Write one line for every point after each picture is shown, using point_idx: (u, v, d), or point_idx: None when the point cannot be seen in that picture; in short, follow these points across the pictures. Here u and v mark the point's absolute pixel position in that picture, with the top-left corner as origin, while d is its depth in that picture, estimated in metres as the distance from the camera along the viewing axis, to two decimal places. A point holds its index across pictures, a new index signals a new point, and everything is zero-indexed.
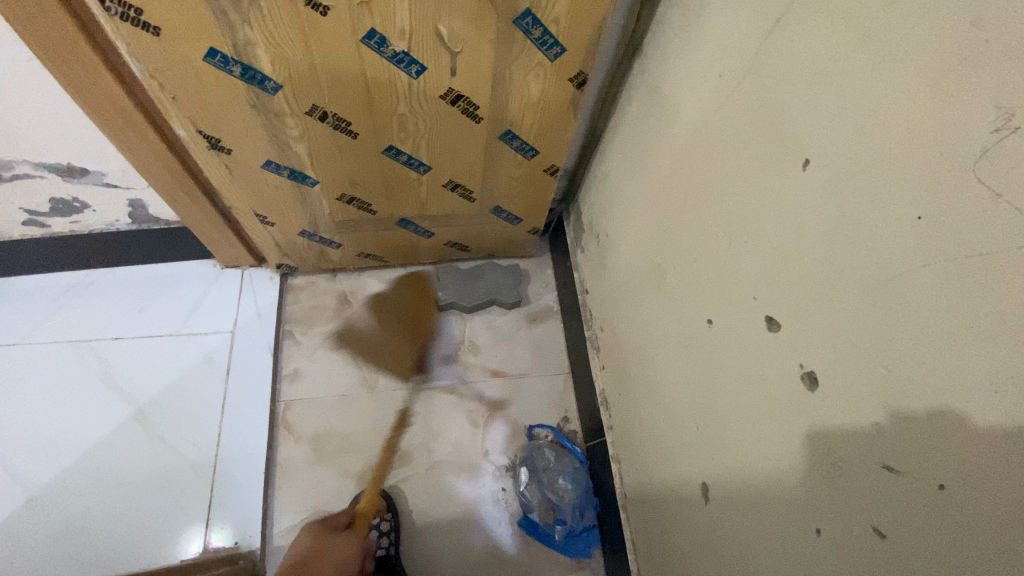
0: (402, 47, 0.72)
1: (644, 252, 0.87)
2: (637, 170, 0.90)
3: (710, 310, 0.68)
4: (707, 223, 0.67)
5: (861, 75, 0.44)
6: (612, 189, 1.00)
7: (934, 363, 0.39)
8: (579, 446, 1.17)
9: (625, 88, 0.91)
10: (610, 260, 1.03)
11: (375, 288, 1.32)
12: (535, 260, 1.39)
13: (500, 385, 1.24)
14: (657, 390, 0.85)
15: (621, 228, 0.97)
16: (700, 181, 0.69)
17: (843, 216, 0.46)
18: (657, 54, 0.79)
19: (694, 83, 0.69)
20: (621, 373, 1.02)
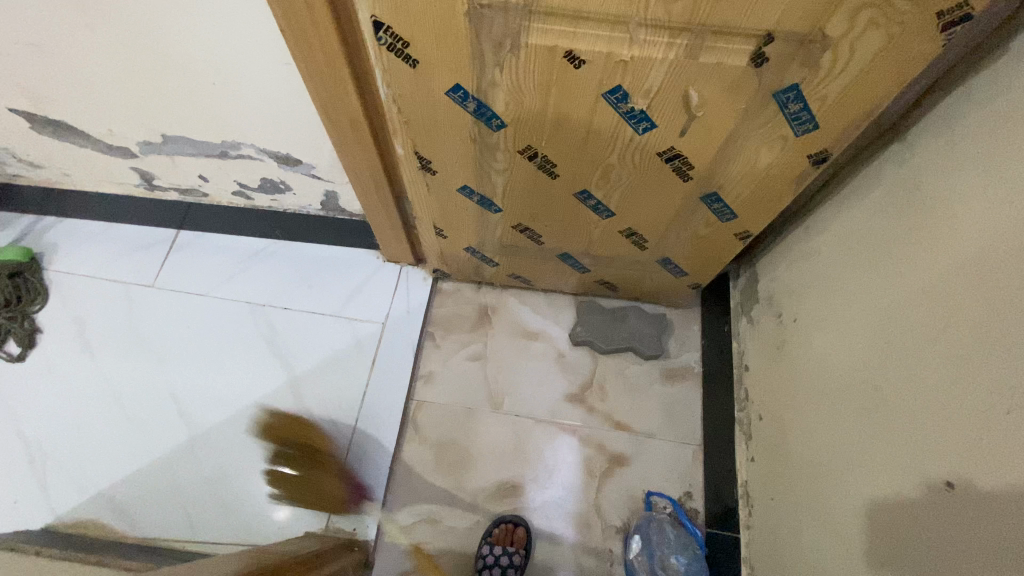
0: (640, 105, 0.68)
1: (852, 366, 0.80)
2: (859, 271, 0.81)
3: (950, 471, 0.61)
4: (968, 378, 0.60)
5: None
6: (815, 276, 0.92)
7: None
8: (699, 529, 1.10)
9: (869, 173, 0.81)
10: (793, 351, 0.96)
11: (516, 308, 1.32)
12: (684, 312, 1.30)
13: (625, 438, 1.19)
14: (842, 522, 0.78)
15: (816, 324, 0.90)
16: (978, 327, 0.60)
17: None
18: (939, 153, 0.69)
19: (994, 206, 0.60)
20: (784, 474, 0.95)
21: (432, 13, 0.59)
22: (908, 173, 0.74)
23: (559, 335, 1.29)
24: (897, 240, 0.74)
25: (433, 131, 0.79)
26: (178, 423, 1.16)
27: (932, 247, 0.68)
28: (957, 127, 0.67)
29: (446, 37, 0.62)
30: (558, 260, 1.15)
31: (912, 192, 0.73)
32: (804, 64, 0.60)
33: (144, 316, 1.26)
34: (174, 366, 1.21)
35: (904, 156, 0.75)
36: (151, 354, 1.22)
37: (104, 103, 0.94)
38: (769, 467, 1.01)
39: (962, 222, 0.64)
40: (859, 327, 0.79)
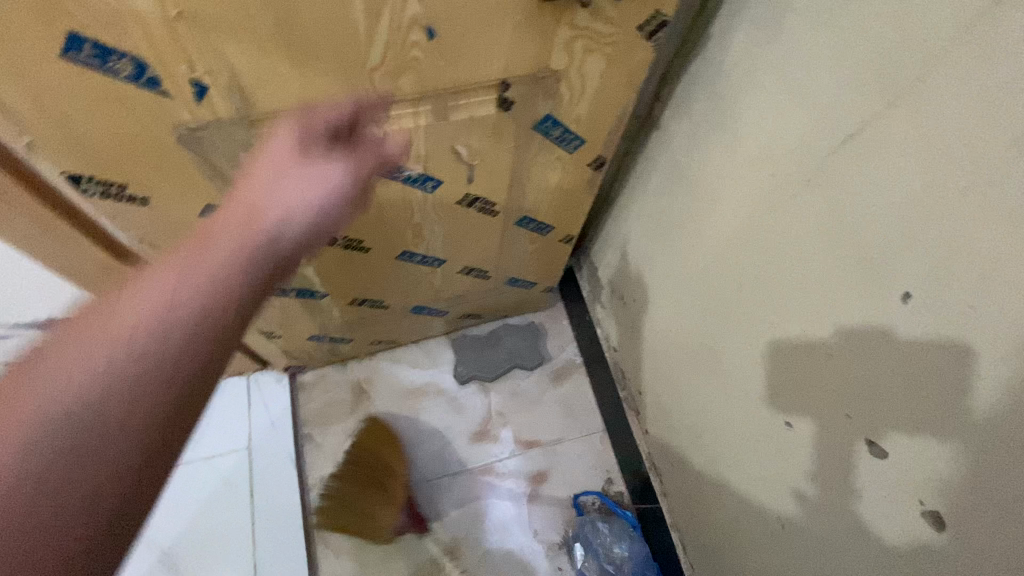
0: (416, 169, 0.66)
1: (689, 331, 0.87)
2: (667, 247, 0.88)
3: (786, 411, 0.68)
4: (769, 328, 0.68)
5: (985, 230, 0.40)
6: (638, 256, 0.99)
7: None
8: (628, 509, 1.16)
9: (644, 157, 0.88)
10: (646, 327, 1.02)
11: (389, 370, 1.25)
12: (549, 311, 1.34)
13: (537, 455, 1.20)
14: (729, 474, 0.85)
15: (652, 299, 0.97)
16: (763, 280, 0.66)
17: (961, 384, 0.45)
18: (687, 133, 0.77)
19: (742, 176, 0.67)
20: (674, 439, 1.02)
21: (139, 143, 0.51)
22: (676, 156, 0.80)
23: (441, 381, 1.25)
24: (687, 217, 0.81)
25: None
26: None
27: (712, 220, 0.75)
28: (694, 109, 0.74)
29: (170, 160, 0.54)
30: (411, 315, 1.11)
31: (679, 170, 0.80)
32: (548, 97, 0.62)
33: None
34: None
35: (665, 138, 0.82)
36: None
37: None
38: (661, 435, 1.08)
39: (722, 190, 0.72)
40: (682, 296, 0.87)
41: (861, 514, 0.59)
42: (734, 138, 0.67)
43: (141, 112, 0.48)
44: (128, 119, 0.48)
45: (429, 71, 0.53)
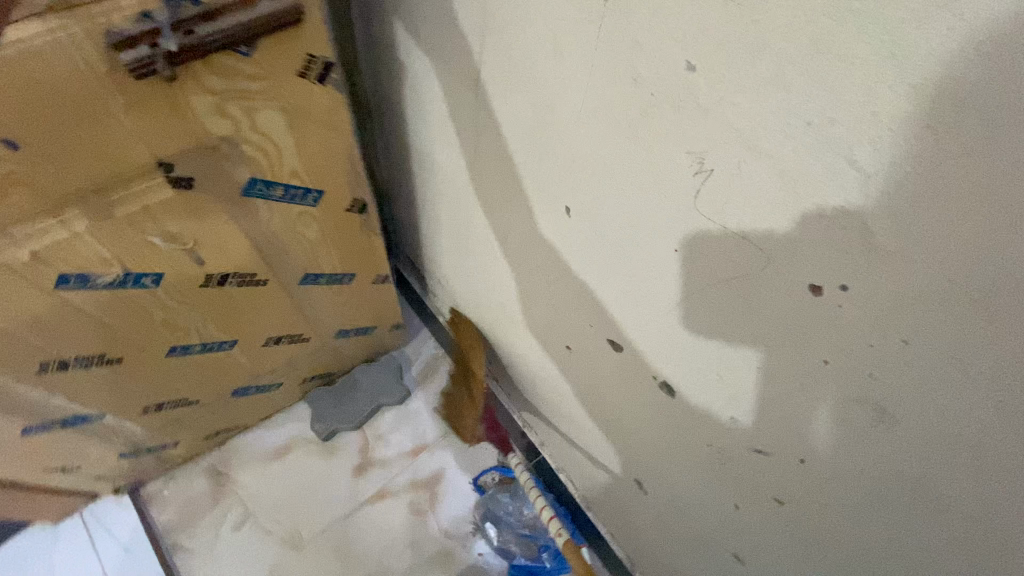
0: (117, 271, 0.57)
1: (499, 305, 0.91)
2: (457, 236, 0.90)
3: (563, 337, 0.75)
4: (550, 292, 0.71)
5: (582, 130, 0.50)
6: (440, 245, 1.00)
7: (736, 363, 0.50)
8: (526, 470, 1.18)
9: (408, 154, 0.89)
10: (473, 309, 1.04)
11: (245, 441, 1.16)
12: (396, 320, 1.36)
13: (426, 461, 1.19)
14: (561, 405, 0.90)
15: (467, 284, 0.99)
16: (526, 250, 0.71)
17: (622, 258, 0.55)
18: (426, 130, 0.79)
19: (470, 149, 0.69)
20: (523, 393, 1.06)
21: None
22: (427, 144, 0.81)
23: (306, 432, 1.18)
24: (461, 200, 0.81)
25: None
26: None
27: (474, 206, 0.78)
28: (416, 104, 0.77)
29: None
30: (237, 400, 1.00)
31: (435, 168, 0.83)
32: (237, 164, 0.58)
33: None
34: None
35: (411, 136, 0.84)
36: None
37: None
38: (517, 394, 1.12)
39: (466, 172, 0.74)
40: (482, 279, 0.90)
41: (676, 427, 0.64)
42: (451, 119, 0.70)
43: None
44: None
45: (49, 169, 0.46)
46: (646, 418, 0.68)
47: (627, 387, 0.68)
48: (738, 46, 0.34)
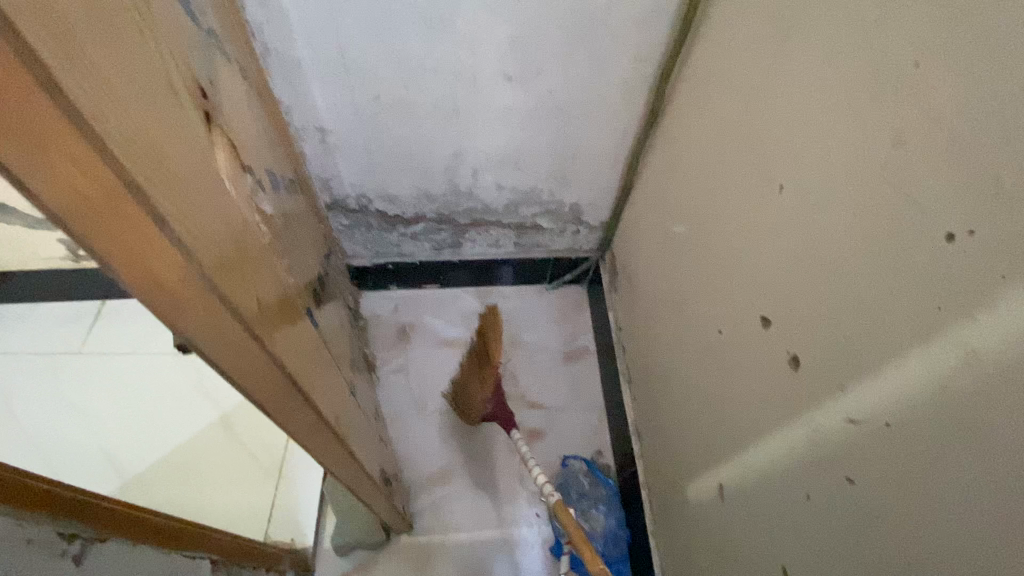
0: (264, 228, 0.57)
1: (673, 334, 0.98)
2: (672, 264, 0.99)
3: (718, 320, 0.80)
4: (729, 367, 0.76)
5: (814, 129, 0.57)
6: (653, 257, 1.09)
7: (830, 354, 0.55)
8: (611, 478, 1.25)
9: (669, 169, 1.00)
10: (648, 321, 1.13)
11: (430, 323, 1.49)
12: (575, 298, 1.54)
13: (538, 417, 1.35)
14: (676, 411, 0.97)
15: (655, 306, 1.08)
16: (724, 310, 0.77)
17: (792, 250, 0.61)
18: (695, 162, 0.88)
19: (728, 199, 0.76)
20: (647, 398, 1.13)
21: (237, 94, 0.67)
22: (690, 186, 0.89)
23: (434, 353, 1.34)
24: (694, 250, 0.88)
25: (289, 214, 0.89)
26: (109, 470, 1.23)
27: (701, 258, 0.85)
28: (696, 138, 0.87)
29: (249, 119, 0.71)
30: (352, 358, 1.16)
31: (686, 202, 0.92)
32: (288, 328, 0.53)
33: (68, 380, 1.33)
34: (102, 422, 1.29)
35: (681, 162, 0.94)
36: (75, 415, 1.29)
37: None
38: (641, 402, 1.18)
39: (713, 217, 0.81)
40: (673, 311, 0.98)
41: (784, 557, 0.64)
42: (722, 171, 0.78)
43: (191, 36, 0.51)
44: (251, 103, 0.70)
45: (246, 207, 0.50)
46: (760, 534, 0.69)
47: (756, 496, 0.70)
48: (984, 108, 0.39)
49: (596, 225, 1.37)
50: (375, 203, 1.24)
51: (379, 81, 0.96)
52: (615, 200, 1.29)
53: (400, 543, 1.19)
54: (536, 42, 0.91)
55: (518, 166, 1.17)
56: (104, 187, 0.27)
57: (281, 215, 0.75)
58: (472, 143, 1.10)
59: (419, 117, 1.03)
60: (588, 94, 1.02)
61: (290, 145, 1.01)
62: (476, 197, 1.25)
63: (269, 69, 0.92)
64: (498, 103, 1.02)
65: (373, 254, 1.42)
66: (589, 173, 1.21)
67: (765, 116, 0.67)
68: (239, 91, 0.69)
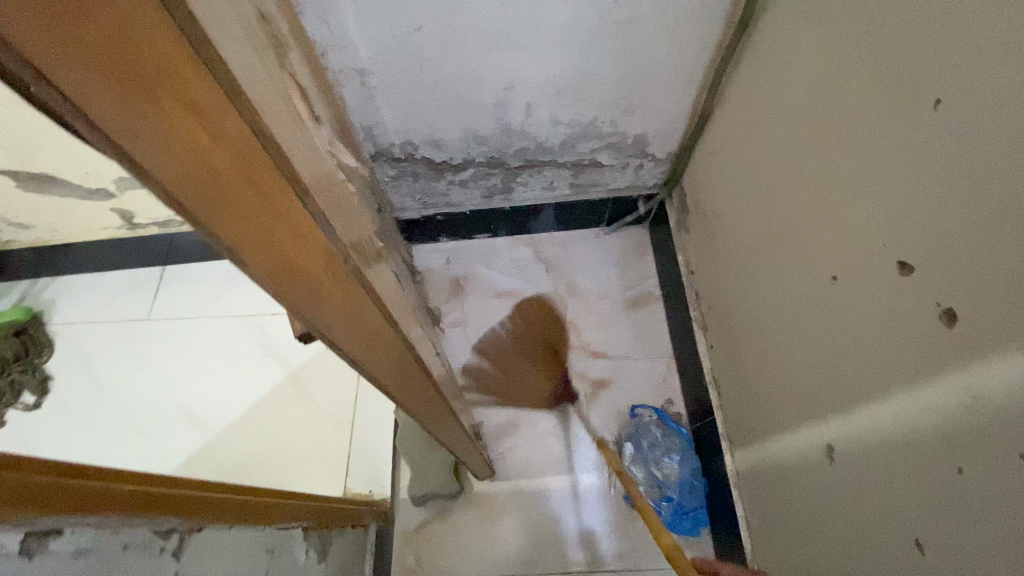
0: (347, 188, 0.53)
1: (766, 280, 0.88)
2: (764, 198, 0.87)
3: (833, 266, 0.69)
4: (847, 320, 0.66)
5: (997, 17, 0.44)
6: (737, 191, 0.97)
7: (1010, 312, 0.45)
8: (684, 427, 1.20)
9: (759, 86, 0.85)
10: (731, 264, 1.02)
11: (484, 273, 1.43)
12: (637, 239, 1.43)
13: (604, 366, 1.30)
14: (769, 363, 0.89)
15: (742, 247, 0.97)
16: (841, 254, 0.67)
17: (949, 184, 0.50)
18: (795, 76, 0.74)
19: (846, 120, 0.63)
20: (730, 347, 1.05)
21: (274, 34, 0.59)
22: (788, 105, 0.75)
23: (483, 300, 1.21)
24: (797, 182, 0.75)
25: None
26: (192, 429, 1.28)
27: (806, 192, 0.73)
28: (796, 47, 0.73)
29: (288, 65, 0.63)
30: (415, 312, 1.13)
31: (784, 126, 0.78)
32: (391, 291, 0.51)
33: (143, 346, 1.38)
34: (180, 384, 1.33)
35: (776, 77, 0.79)
36: (154, 378, 1.34)
37: (78, 153, 1.07)
38: (720, 351, 1.10)
39: (822, 143, 0.68)
40: (766, 255, 0.87)
41: (919, 529, 0.58)
42: (836, 86, 0.64)
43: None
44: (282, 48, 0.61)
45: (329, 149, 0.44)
46: (888, 503, 0.62)
47: (883, 461, 0.62)
48: None
49: (661, 157, 1.23)
50: (421, 149, 1.15)
51: (420, 7, 0.84)
52: (685, 128, 1.14)
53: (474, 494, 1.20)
54: None
55: (577, 97, 1.04)
56: (229, 144, 0.23)
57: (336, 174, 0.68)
58: (525, 74, 0.97)
59: (465, 47, 0.91)
60: (661, 2, 0.86)
61: (329, 93, 0.93)
62: (528, 135, 1.13)
63: (298, 5, 0.81)
64: (555, 22, 0.88)
65: (422, 204, 1.35)
66: (657, 99, 1.06)
67: (906, 7, 0.53)
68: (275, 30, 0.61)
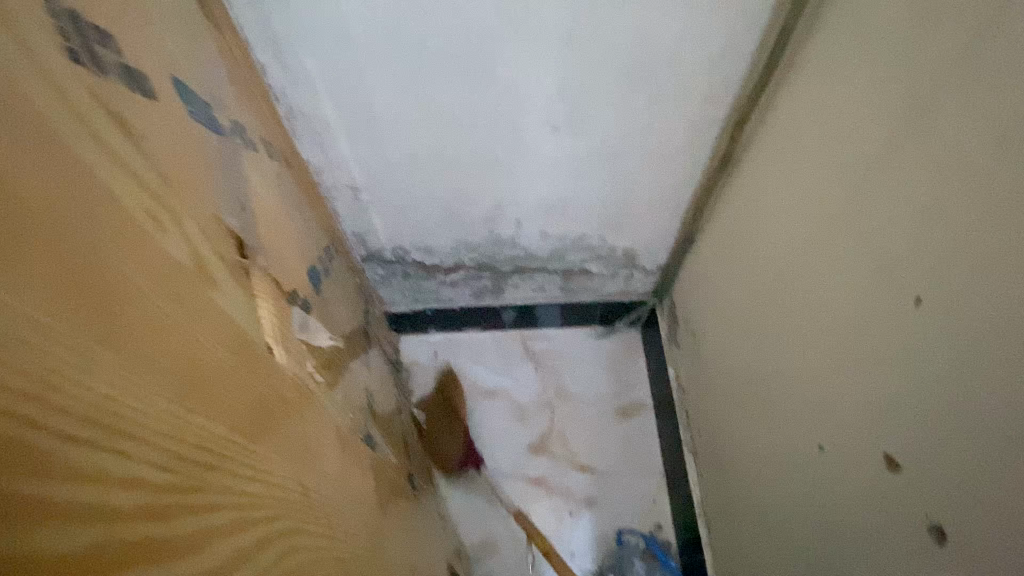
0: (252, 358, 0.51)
1: (755, 421, 0.86)
2: (751, 337, 0.86)
3: (821, 435, 0.68)
4: (845, 495, 0.65)
5: (982, 239, 0.45)
6: (725, 322, 0.96)
7: (1017, 542, 0.43)
8: (674, 559, 1.13)
9: (745, 227, 0.86)
10: (721, 392, 1.00)
11: (472, 371, 1.39)
12: (627, 344, 1.41)
13: (590, 481, 1.24)
14: (762, 512, 0.85)
15: (727, 381, 0.97)
16: (835, 421, 0.65)
17: (948, 386, 0.49)
18: (781, 229, 0.75)
19: (837, 289, 0.64)
20: (723, 479, 1.01)
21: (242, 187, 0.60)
22: (778, 256, 0.76)
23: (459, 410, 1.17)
24: (785, 336, 0.75)
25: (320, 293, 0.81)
26: None
27: (795, 345, 0.73)
28: (784, 202, 0.75)
29: (257, 212, 0.64)
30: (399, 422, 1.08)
31: (769, 273, 0.79)
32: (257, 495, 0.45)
33: None
34: None
35: (762, 224, 0.81)
36: None
37: None
38: (712, 479, 1.07)
39: (813, 303, 0.68)
40: (752, 397, 0.86)
41: None
42: (824, 251, 0.66)
43: (161, 167, 0.45)
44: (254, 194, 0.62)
45: (272, 331, 0.57)
46: None
47: None
48: None
49: (651, 269, 1.23)
50: (412, 254, 1.16)
51: (412, 138, 0.87)
52: (674, 245, 1.14)
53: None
54: (589, 86, 0.79)
55: (567, 216, 1.05)
56: None
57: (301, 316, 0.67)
58: (517, 197, 0.99)
59: (455, 172, 0.93)
60: (647, 140, 0.89)
61: (320, 207, 0.95)
62: (519, 246, 1.14)
63: (295, 133, 0.84)
64: (544, 154, 0.90)
65: (411, 300, 1.35)
66: (645, 220, 1.07)
67: (895, 202, 0.55)
68: (246, 181, 0.62)
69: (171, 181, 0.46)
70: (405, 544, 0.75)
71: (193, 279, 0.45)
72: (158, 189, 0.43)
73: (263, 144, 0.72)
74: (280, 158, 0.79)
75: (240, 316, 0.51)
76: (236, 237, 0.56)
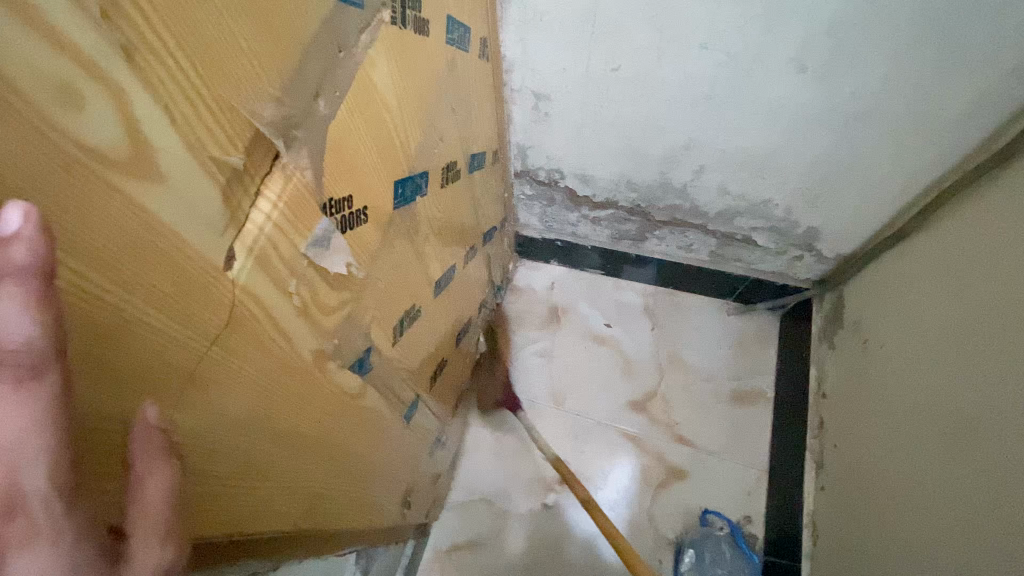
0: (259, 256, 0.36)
1: (933, 457, 0.75)
2: (963, 366, 0.73)
3: None
4: None
5: None
6: (921, 337, 0.84)
7: None
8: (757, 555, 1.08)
9: (1003, 235, 0.71)
10: (885, 411, 0.90)
11: (585, 312, 1.35)
12: (758, 329, 1.30)
13: (685, 453, 1.20)
14: (904, 550, 0.77)
15: (902, 403, 0.86)
16: None
17: None
18: None
19: None
20: (853, 501, 0.94)
21: (412, 69, 0.55)
22: None
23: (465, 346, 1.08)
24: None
25: (449, 200, 0.78)
26: None
27: None
28: None
29: (421, 102, 0.58)
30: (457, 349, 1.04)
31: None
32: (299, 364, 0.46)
33: None
34: None
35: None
36: None
37: None
38: (836, 497, 1.00)
39: None
40: (936, 432, 0.76)
41: None
42: None
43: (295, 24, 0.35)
44: (426, 73, 0.58)
45: (270, 245, 0.36)
46: None
47: None
48: None
49: (828, 256, 1.09)
50: (567, 179, 1.09)
51: (624, 50, 0.77)
52: (872, 236, 1.00)
53: (455, 552, 1.13)
54: (875, 23, 0.64)
55: (760, 172, 0.92)
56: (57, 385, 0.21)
57: (407, 225, 0.63)
58: (713, 139, 0.88)
59: (656, 97, 0.83)
60: (908, 102, 0.73)
61: (499, 108, 0.89)
62: (686, 197, 1.03)
63: (502, 20, 0.78)
64: (768, 96, 0.77)
65: (544, 226, 1.30)
66: (852, 197, 0.92)
67: None
68: (427, 62, 0.58)
69: (341, 50, 0.42)
70: (367, 473, 0.71)
71: (140, 166, 0.25)
72: (319, 59, 0.39)
73: (460, 24, 0.65)
74: (479, 44, 0.73)
75: (206, 239, 0.31)
76: (269, 146, 0.35)
